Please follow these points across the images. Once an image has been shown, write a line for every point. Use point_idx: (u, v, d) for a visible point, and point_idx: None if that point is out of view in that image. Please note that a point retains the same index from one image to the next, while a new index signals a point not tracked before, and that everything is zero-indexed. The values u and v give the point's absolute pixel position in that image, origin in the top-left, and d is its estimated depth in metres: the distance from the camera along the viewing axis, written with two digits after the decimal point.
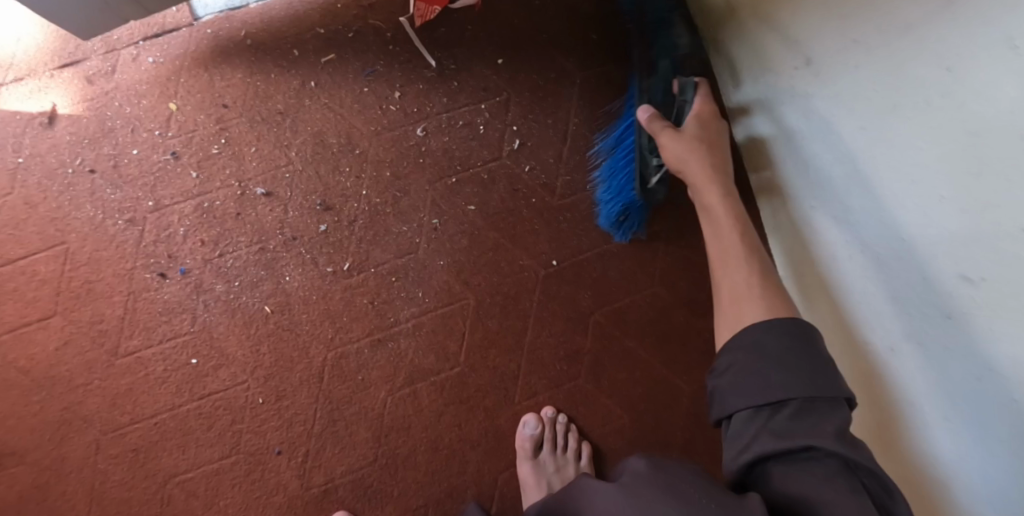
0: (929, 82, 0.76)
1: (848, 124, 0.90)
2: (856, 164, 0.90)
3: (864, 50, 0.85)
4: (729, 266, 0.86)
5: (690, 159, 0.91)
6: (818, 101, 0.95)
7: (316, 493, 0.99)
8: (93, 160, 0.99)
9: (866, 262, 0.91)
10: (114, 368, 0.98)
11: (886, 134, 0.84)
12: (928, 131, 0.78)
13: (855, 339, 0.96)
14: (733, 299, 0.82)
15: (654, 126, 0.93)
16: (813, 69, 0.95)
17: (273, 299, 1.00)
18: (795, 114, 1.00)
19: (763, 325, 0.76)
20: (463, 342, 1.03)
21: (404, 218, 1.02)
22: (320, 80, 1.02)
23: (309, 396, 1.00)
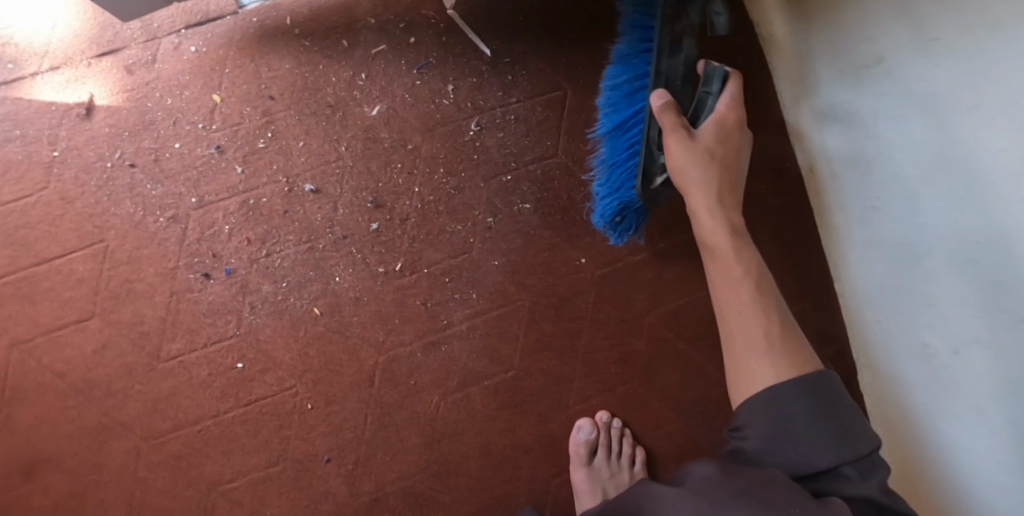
0: (1015, 82, 0.74)
1: (919, 128, 0.88)
2: (924, 166, 0.89)
3: (944, 47, 0.82)
4: (732, 318, 0.76)
5: (694, 182, 0.81)
6: (885, 102, 0.92)
7: (366, 501, 0.96)
8: (133, 154, 0.94)
9: (932, 267, 0.91)
10: (155, 371, 0.94)
11: (964, 136, 0.82)
12: (1012, 133, 0.75)
13: (915, 342, 0.97)
14: (743, 352, 0.74)
15: (665, 118, 0.82)
16: (882, 70, 0.92)
17: (322, 301, 0.96)
18: (855, 122, 0.98)
19: (772, 390, 0.70)
20: (517, 344, 1.00)
21: (457, 217, 0.98)
22: (371, 73, 0.98)
23: (358, 401, 0.96)
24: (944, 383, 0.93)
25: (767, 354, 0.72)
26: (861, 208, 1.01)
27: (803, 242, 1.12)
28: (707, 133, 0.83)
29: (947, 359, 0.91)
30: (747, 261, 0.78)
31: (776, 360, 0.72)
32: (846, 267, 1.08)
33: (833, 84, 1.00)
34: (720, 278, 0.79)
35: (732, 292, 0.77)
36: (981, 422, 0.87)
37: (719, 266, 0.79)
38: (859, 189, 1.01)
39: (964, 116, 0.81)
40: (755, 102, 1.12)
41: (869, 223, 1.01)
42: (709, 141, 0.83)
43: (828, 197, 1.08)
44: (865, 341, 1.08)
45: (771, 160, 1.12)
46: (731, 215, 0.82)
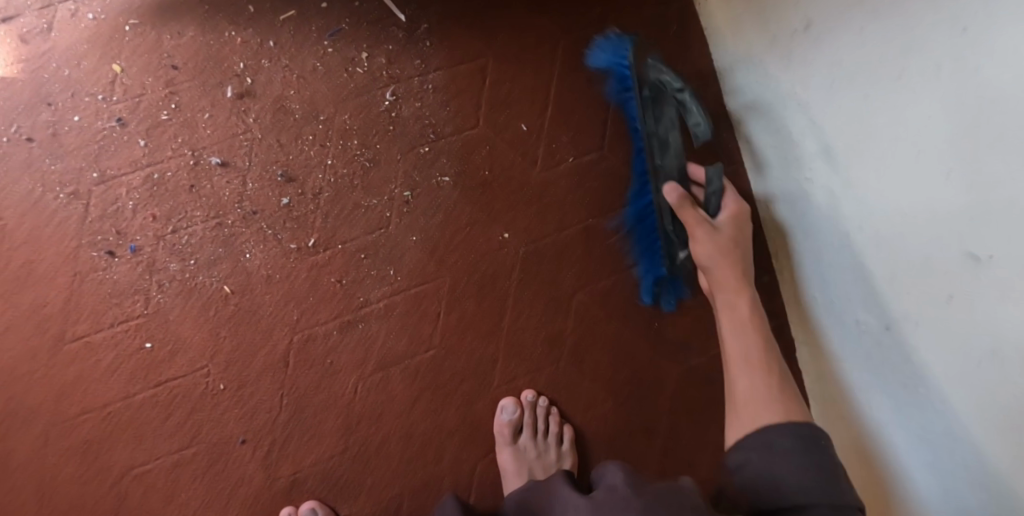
0: (939, 46, 0.70)
1: (846, 96, 0.84)
2: (852, 135, 0.85)
3: (869, 10, 0.77)
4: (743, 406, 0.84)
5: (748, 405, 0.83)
6: (814, 67, 0.88)
7: (284, 484, 0.94)
8: (30, 128, 0.90)
9: (860, 239, 0.88)
10: (61, 354, 0.91)
11: (890, 103, 0.78)
12: (937, 101, 0.72)
13: (847, 315, 0.94)
14: (743, 404, 0.84)
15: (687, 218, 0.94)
16: (811, 34, 0.87)
17: (233, 279, 0.92)
18: (789, 90, 0.93)
19: (765, 432, 0.79)
20: (439, 323, 0.97)
21: (373, 192, 0.95)
22: (280, 40, 0.94)
23: (273, 382, 0.94)
24: (875, 359, 0.91)
25: (766, 406, 0.82)
26: (795, 178, 0.98)
27: None
28: (724, 220, 0.97)
29: (878, 334, 0.89)
30: (747, 302, 0.92)
31: (747, 369, 0.87)
32: (784, 244, 1.05)
33: (766, 53, 0.96)
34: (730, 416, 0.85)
35: (732, 332, 0.91)
36: (914, 398, 0.86)
37: (717, 273, 0.93)
38: (792, 161, 0.97)
39: (889, 82, 0.78)
40: (689, 70, 1.08)
41: (802, 197, 0.97)
42: (728, 229, 0.96)
43: (764, 172, 1.05)
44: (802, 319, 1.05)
45: (709, 131, 1.09)
46: (724, 240, 0.94)
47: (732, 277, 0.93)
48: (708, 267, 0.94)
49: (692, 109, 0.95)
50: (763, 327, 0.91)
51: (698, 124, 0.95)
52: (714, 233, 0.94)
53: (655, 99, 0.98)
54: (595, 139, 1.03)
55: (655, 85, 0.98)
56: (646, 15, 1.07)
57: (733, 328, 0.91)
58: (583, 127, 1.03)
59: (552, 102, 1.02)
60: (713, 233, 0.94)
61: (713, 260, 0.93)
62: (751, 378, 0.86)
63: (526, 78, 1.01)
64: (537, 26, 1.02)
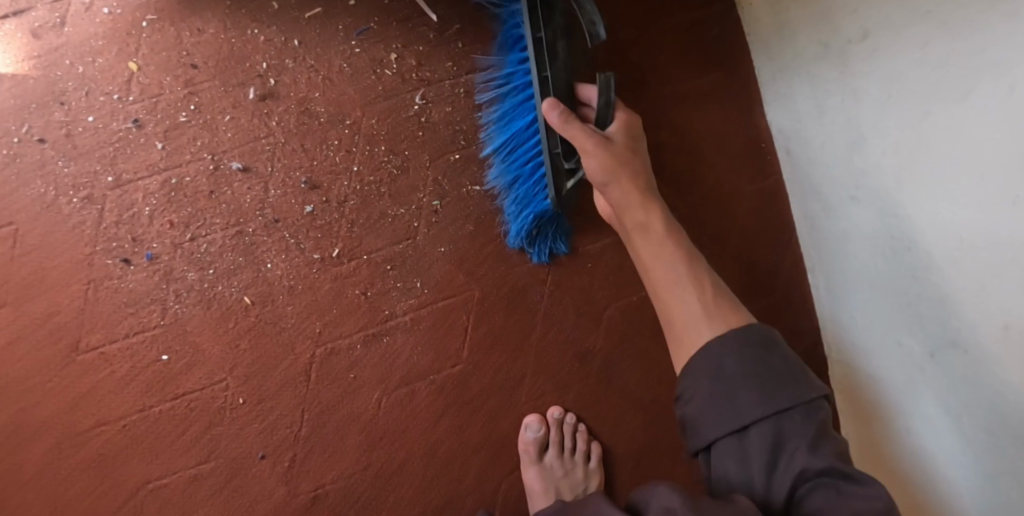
0: (1013, 68, 0.65)
1: (902, 111, 0.79)
2: (907, 154, 0.80)
3: (936, 23, 0.72)
4: (681, 291, 0.79)
5: (679, 287, 0.79)
6: (869, 80, 0.83)
7: (304, 500, 0.91)
8: (42, 129, 0.85)
9: (910, 262, 0.83)
10: (75, 365, 0.87)
11: (952, 123, 0.73)
12: (1005, 125, 0.67)
13: (890, 339, 0.90)
14: (682, 324, 0.78)
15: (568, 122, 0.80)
16: (868, 45, 0.82)
17: (254, 290, 0.88)
18: (841, 102, 0.88)
19: (711, 392, 0.72)
20: (466, 336, 0.93)
21: (401, 200, 0.91)
22: (305, 39, 0.89)
23: (294, 396, 0.90)
24: (916, 385, 0.87)
25: (701, 320, 0.76)
26: (841, 194, 0.93)
27: (778, 228, 1.05)
28: (615, 133, 0.84)
29: (922, 360, 0.85)
30: (659, 219, 0.82)
31: (686, 292, 0.79)
32: (822, 259, 1.01)
33: (817, 60, 0.90)
34: (652, 258, 0.81)
35: (657, 261, 0.81)
36: (957, 428, 0.82)
37: (619, 189, 0.82)
38: (838, 174, 0.92)
39: (953, 100, 0.72)
40: (731, 74, 1.03)
41: (847, 212, 0.93)
42: (621, 142, 0.83)
43: (807, 184, 1.00)
44: (838, 336, 1.01)
45: (747, 140, 1.04)
46: (654, 228, 0.82)
47: (632, 193, 0.82)
48: (604, 181, 0.81)
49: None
50: (685, 244, 0.82)
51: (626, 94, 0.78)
52: (607, 145, 0.81)
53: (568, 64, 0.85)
54: None
55: (567, 51, 0.85)
56: (686, 17, 1.02)
57: (654, 256, 0.81)
58: None
59: None
60: (605, 145, 0.81)
61: (623, 200, 0.82)
62: (686, 299, 0.78)
63: None
64: None
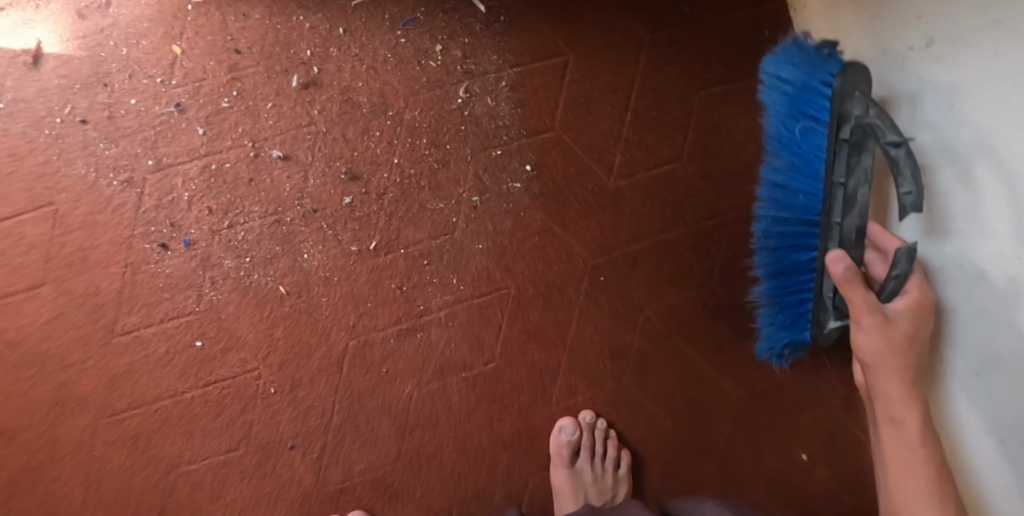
0: None
1: (956, 123, 0.76)
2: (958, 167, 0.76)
3: (1006, 30, 0.68)
4: (904, 458, 0.72)
5: (892, 392, 0.74)
6: (928, 89, 0.79)
7: (332, 490, 0.92)
8: (85, 109, 0.85)
9: (951, 280, 0.80)
10: (111, 346, 0.88)
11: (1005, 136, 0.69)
12: None
13: None
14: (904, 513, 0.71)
15: (844, 281, 0.71)
16: (932, 51, 0.78)
17: (290, 279, 0.88)
18: (895, 110, 0.85)
19: None
20: (500, 333, 0.93)
21: (440, 194, 0.90)
22: (350, 27, 0.88)
23: (327, 387, 0.90)
24: (943, 407, 0.84)
25: (933, 514, 0.69)
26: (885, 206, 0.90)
27: None
28: (900, 310, 0.72)
29: (955, 382, 0.82)
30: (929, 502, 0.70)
31: (913, 459, 0.72)
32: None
33: (875, 67, 0.88)
34: (890, 429, 0.73)
35: (897, 452, 0.73)
36: (985, 455, 0.78)
37: (883, 377, 0.74)
38: None
39: (1010, 110, 0.69)
40: None
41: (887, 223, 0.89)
42: (903, 322, 0.72)
43: None
44: None
45: None
46: (898, 334, 0.72)
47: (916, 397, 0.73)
48: (871, 363, 0.74)
49: (903, 174, 0.66)
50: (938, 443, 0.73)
51: (908, 193, 0.66)
52: (886, 324, 0.72)
53: (858, 145, 0.73)
54: (672, 148, 0.97)
55: (858, 125, 0.72)
56: (737, 16, 1.00)
57: (898, 448, 0.73)
58: (662, 134, 0.96)
59: (633, 106, 0.95)
60: (885, 326, 0.72)
61: (879, 358, 0.73)
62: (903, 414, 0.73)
63: (609, 77, 0.95)
64: (624, 23, 0.95)
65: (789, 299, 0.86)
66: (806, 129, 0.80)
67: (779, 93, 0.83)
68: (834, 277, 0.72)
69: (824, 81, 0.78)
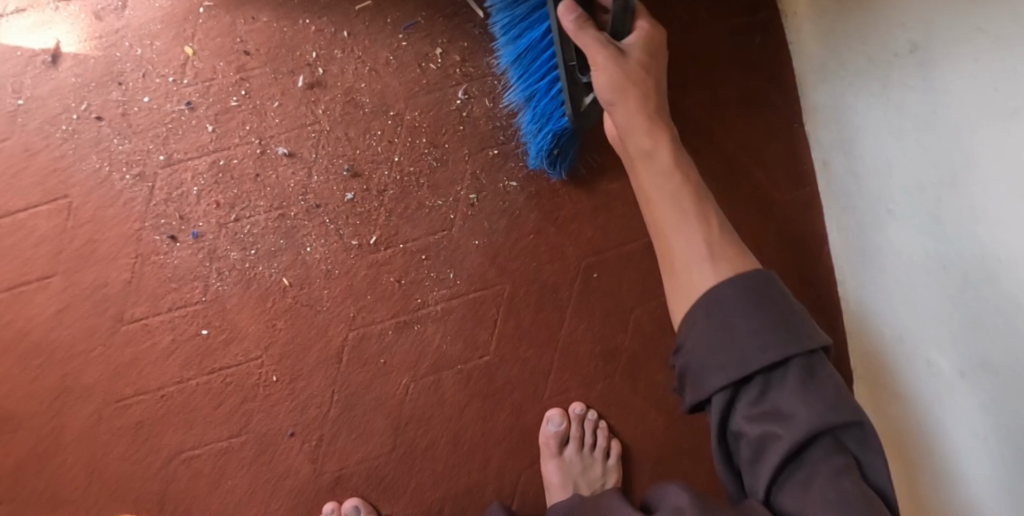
0: None
1: (948, 129, 0.79)
2: (953, 173, 0.79)
3: (988, 42, 0.71)
4: (667, 242, 0.70)
5: (663, 200, 0.71)
6: (916, 97, 0.82)
7: (329, 479, 0.94)
8: (100, 107, 0.89)
9: (948, 281, 0.83)
10: (119, 335, 0.91)
11: (997, 143, 0.72)
12: None
13: (918, 357, 0.90)
14: (680, 261, 0.68)
15: (585, 43, 0.72)
16: (917, 59, 0.81)
17: (292, 272, 0.91)
18: (884, 115, 0.88)
19: (711, 294, 0.63)
20: (495, 329, 0.95)
21: (439, 192, 0.93)
22: (354, 30, 0.91)
23: (326, 378, 0.93)
24: (938, 405, 0.87)
25: (703, 260, 0.66)
26: (880, 210, 0.92)
27: (810, 239, 1.05)
28: (632, 45, 0.74)
29: (951, 380, 0.84)
30: (704, 211, 0.70)
31: (688, 229, 0.69)
32: (854, 273, 1.01)
33: (862, 73, 0.90)
34: (649, 163, 0.73)
35: (657, 182, 0.72)
36: (977, 452, 0.81)
37: (635, 139, 0.74)
38: (875, 189, 0.93)
39: (999, 119, 0.72)
40: (771, 84, 1.04)
41: (881, 229, 0.93)
42: (636, 55, 0.74)
43: (845, 197, 1.00)
44: (866, 349, 1.01)
45: (783, 150, 1.05)
46: (632, 70, 0.73)
47: (685, 208, 0.70)
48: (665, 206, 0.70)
49: None
50: (692, 176, 0.72)
51: None
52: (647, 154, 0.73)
53: None
54: None
55: None
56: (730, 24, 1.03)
57: (659, 178, 0.72)
58: None
59: None
60: (620, 62, 0.72)
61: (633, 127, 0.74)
62: (688, 237, 0.68)
63: None
64: None
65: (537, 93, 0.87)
66: None
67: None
68: (568, 32, 0.73)
69: None
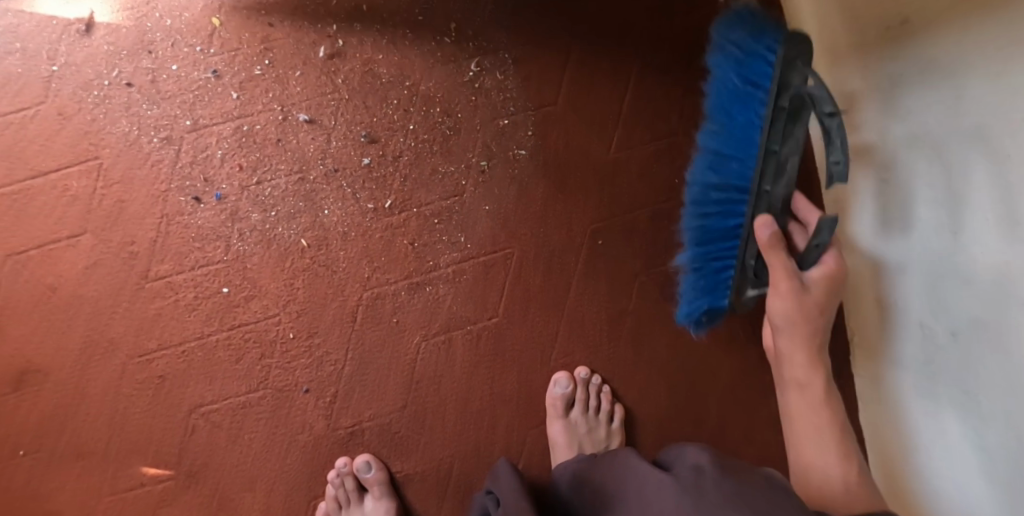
0: None
1: (937, 100, 0.76)
2: (938, 147, 0.77)
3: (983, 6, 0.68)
4: (805, 454, 0.77)
5: (799, 352, 0.79)
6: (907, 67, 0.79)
7: (343, 434, 0.98)
8: (130, 73, 0.94)
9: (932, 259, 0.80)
10: (144, 291, 0.95)
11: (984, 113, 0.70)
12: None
13: (906, 340, 0.87)
14: (817, 486, 0.74)
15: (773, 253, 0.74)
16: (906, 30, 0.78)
17: (310, 233, 0.95)
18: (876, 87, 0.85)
19: None
20: (503, 292, 0.99)
21: (452, 159, 0.97)
22: (373, 5, 0.96)
23: (341, 336, 0.97)
24: (926, 388, 0.84)
25: (832, 450, 0.76)
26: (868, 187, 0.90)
27: None
28: (815, 279, 0.76)
29: (937, 363, 0.81)
30: (830, 422, 0.77)
31: (807, 359, 0.79)
32: None
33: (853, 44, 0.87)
34: (801, 409, 0.79)
35: (811, 411, 0.78)
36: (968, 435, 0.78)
37: (790, 338, 0.79)
38: (862, 165, 0.90)
39: (988, 88, 0.69)
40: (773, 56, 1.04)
41: (867, 206, 0.91)
42: (818, 292, 0.77)
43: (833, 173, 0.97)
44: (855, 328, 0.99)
45: None
46: (811, 301, 0.76)
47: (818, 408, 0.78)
48: (801, 377, 0.79)
49: (835, 142, 0.68)
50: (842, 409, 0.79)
51: (837, 163, 0.69)
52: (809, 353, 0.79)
53: (792, 112, 0.74)
54: (667, 126, 1.02)
55: (795, 95, 0.74)
56: None
57: (812, 415, 0.78)
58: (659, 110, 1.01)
59: (633, 81, 1.01)
60: (800, 294, 0.76)
61: (789, 322, 0.77)
62: (826, 456, 0.76)
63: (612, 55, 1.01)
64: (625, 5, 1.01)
65: (715, 267, 0.83)
66: (737, 107, 0.78)
67: (733, 61, 0.78)
68: (760, 243, 0.75)
69: (751, 78, 0.76)
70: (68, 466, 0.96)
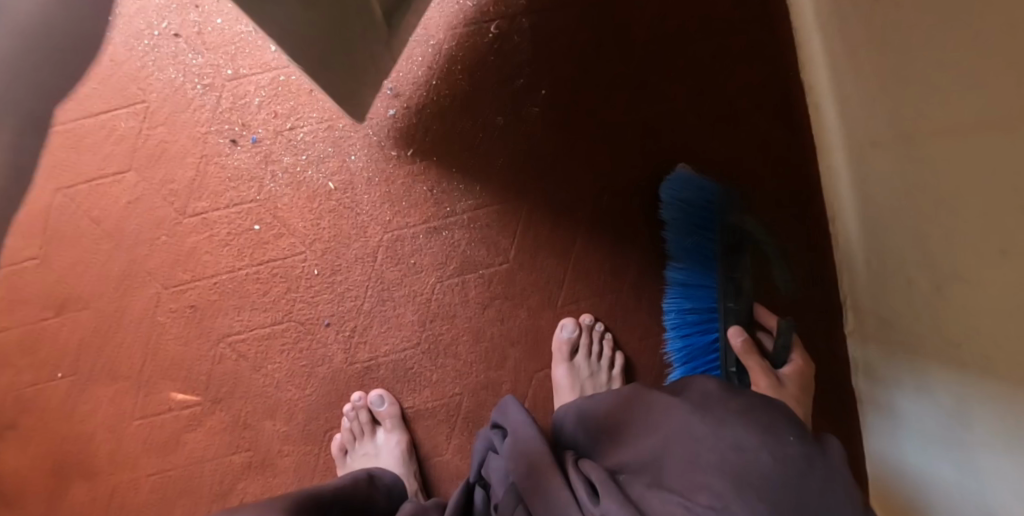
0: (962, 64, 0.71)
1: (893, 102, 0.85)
2: (897, 145, 0.86)
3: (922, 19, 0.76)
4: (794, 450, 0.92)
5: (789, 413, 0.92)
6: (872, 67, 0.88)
7: (360, 368, 1.05)
8: (178, 25, 1.02)
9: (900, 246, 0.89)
10: (181, 226, 1.02)
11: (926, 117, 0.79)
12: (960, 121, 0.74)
13: (888, 317, 0.96)
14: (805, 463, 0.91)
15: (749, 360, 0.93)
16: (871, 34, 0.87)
17: (337, 177, 1.03)
18: (855, 85, 0.94)
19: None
20: (514, 239, 1.06)
21: (470, 113, 1.05)
22: None
23: (362, 274, 1.04)
24: (901, 362, 0.94)
25: None
26: (855, 175, 0.99)
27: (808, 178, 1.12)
28: (787, 374, 0.96)
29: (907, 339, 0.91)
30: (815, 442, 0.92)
31: None
32: (837, 229, 1.06)
33: (840, 37, 0.96)
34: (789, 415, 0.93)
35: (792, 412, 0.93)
36: (931, 405, 0.88)
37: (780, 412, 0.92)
38: (851, 154, 0.99)
39: (927, 93, 0.78)
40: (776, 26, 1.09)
41: (855, 193, 0.99)
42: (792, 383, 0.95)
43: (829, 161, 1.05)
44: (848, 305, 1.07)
45: None
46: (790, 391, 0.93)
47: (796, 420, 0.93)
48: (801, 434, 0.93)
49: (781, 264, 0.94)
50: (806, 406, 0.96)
51: (784, 280, 0.94)
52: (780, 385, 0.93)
53: (738, 248, 0.95)
54: (670, 89, 1.08)
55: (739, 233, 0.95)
56: None
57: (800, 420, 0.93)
58: (663, 75, 1.08)
59: (639, 49, 1.08)
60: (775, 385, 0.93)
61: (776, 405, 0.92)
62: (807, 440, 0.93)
63: (621, 23, 1.08)
64: None
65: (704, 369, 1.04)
66: (698, 217, 1.01)
67: (681, 208, 1.03)
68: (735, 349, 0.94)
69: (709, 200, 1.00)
70: (101, 389, 1.03)
